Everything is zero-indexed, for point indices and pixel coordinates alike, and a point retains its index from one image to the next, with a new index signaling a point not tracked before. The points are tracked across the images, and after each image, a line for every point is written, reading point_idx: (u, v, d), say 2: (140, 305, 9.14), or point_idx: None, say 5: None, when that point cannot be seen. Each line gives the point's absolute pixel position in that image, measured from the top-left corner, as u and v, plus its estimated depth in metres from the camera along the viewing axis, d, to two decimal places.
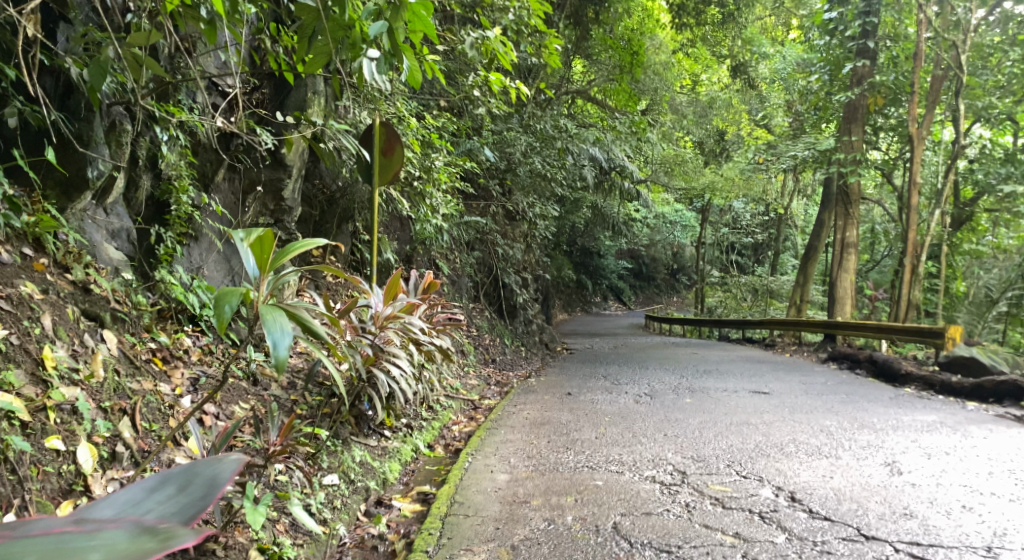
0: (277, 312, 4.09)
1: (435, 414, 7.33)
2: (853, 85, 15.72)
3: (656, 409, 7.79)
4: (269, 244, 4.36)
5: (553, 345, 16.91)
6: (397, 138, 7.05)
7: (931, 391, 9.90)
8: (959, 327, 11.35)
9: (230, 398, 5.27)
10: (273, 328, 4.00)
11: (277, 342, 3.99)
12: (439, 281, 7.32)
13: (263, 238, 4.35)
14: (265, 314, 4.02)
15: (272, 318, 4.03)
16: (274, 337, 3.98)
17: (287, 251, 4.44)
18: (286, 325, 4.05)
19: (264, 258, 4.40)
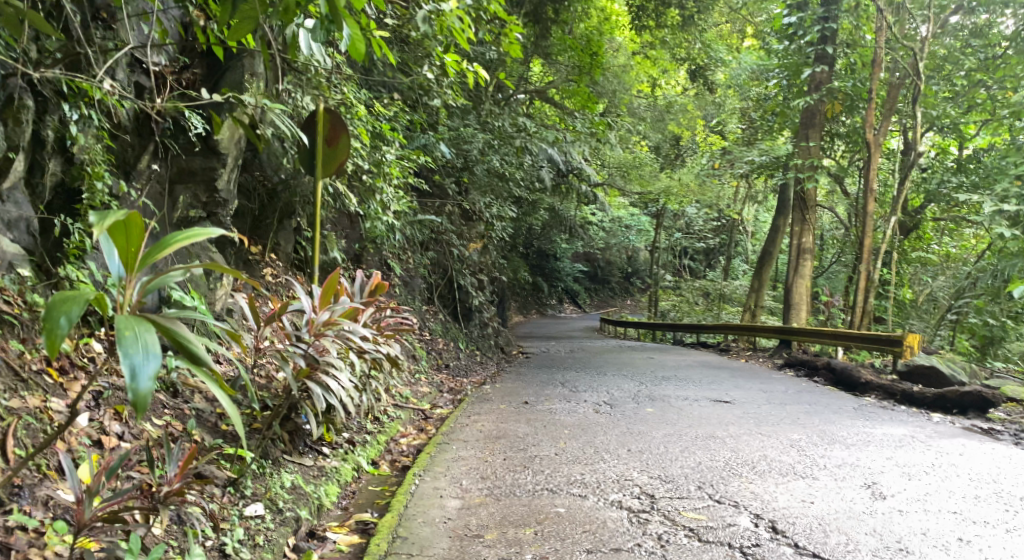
0: (140, 326, 3.24)
1: (382, 426, 6.80)
2: (811, 91, 15.60)
3: (617, 420, 7.35)
4: (134, 230, 3.60)
5: (508, 349, 16.41)
6: (342, 125, 6.56)
7: (893, 401, 9.68)
8: (918, 335, 11.18)
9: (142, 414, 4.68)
10: (132, 349, 3.17)
11: (138, 365, 3.17)
12: (387, 283, 6.76)
13: (129, 222, 3.58)
14: (121, 328, 3.18)
15: (133, 334, 3.19)
16: (133, 359, 3.16)
17: (162, 244, 3.65)
18: (149, 343, 3.22)
19: (132, 248, 3.65)
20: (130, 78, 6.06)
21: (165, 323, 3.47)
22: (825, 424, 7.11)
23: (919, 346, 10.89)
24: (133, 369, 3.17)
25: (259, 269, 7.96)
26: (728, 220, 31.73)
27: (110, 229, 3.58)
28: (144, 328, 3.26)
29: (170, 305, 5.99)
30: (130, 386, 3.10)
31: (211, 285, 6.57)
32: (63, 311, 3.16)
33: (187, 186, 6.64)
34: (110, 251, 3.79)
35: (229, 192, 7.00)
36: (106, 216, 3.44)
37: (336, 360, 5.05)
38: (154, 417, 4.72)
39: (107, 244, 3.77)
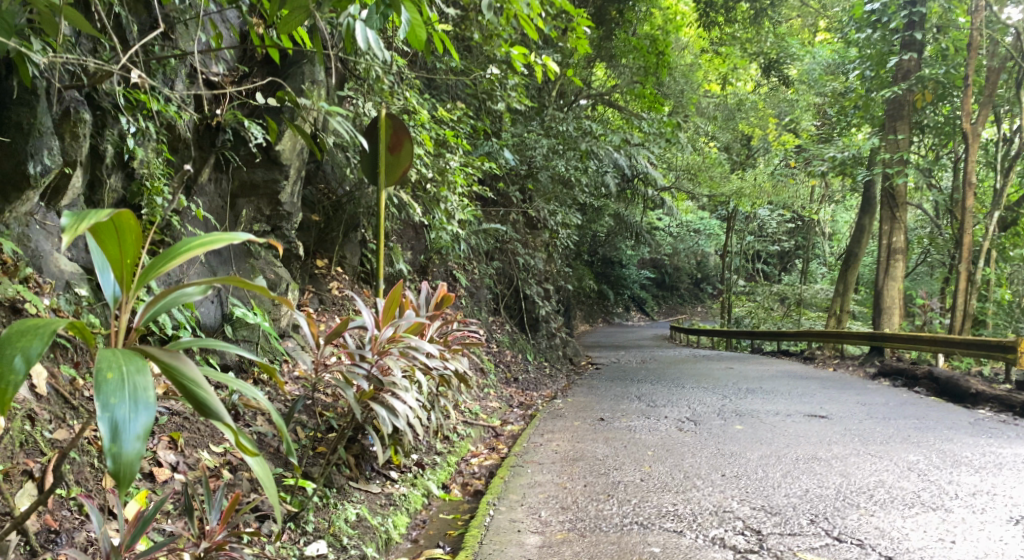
0: (126, 371, 2.95)
1: (451, 446, 6.39)
2: (897, 80, 14.69)
3: (705, 439, 6.78)
4: (126, 235, 3.19)
5: (578, 360, 15.88)
6: (405, 130, 6.19)
7: (1008, 414, 8.82)
8: None
9: (196, 442, 4.49)
10: (112, 400, 2.89)
11: (122, 420, 2.90)
12: (454, 293, 6.37)
13: (116, 222, 3.16)
14: (102, 374, 2.91)
15: (114, 381, 2.92)
16: (114, 412, 2.89)
17: (164, 253, 3.25)
18: (135, 393, 2.93)
19: (127, 258, 3.24)
20: (190, 90, 5.74)
21: (168, 358, 3.09)
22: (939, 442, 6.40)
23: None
24: (117, 424, 2.89)
25: (323, 283, 7.66)
26: (804, 221, 30.50)
27: (96, 233, 3.17)
28: (133, 371, 2.98)
29: (232, 324, 5.71)
30: (104, 448, 2.82)
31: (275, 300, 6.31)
32: (20, 350, 2.90)
33: (249, 200, 6.39)
34: (104, 263, 3.36)
35: (293, 204, 6.74)
36: (81, 217, 3.01)
37: (402, 379, 4.71)
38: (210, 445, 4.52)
39: (100, 258, 3.33)
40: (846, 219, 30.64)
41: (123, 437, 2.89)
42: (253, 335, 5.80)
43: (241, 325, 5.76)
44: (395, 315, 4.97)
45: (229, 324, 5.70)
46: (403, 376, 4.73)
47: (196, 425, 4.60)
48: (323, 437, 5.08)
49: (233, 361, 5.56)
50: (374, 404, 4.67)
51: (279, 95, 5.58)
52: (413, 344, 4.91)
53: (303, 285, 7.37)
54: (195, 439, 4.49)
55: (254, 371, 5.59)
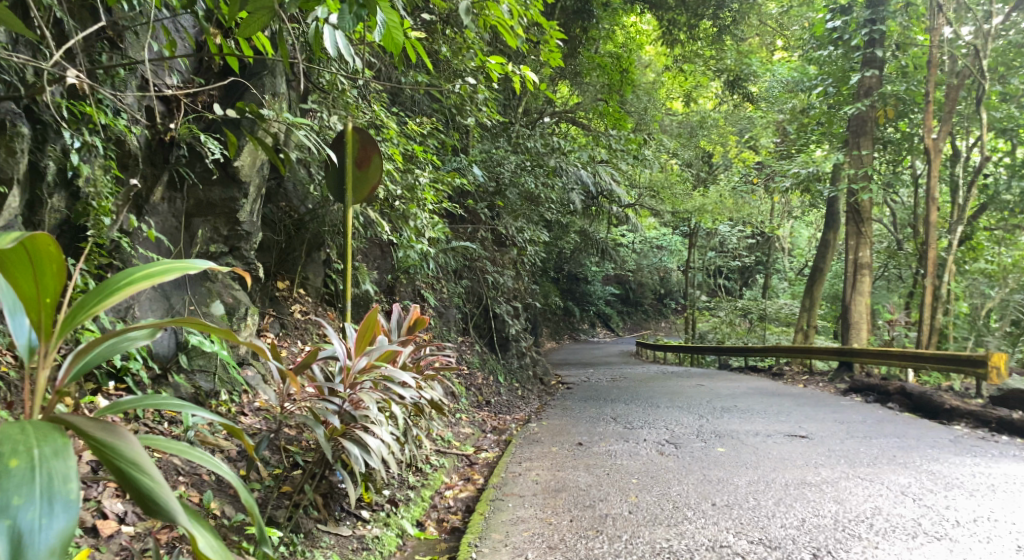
0: (41, 462, 2.97)
1: (425, 479, 6.06)
2: (859, 98, 14.47)
3: (688, 464, 6.54)
4: (46, 267, 3.19)
5: (548, 380, 15.59)
6: (373, 144, 5.91)
7: (985, 430, 8.81)
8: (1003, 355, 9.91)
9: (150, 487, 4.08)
10: (25, 498, 2.90)
11: (33, 522, 2.89)
12: (428, 316, 6.09)
13: (32, 253, 3.16)
14: (13, 471, 2.92)
15: (27, 475, 2.93)
16: (25, 513, 2.88)
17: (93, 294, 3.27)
18: (44, 488, 2.93)
19: (45, 297, 3.22)
20: (141, 102, 5.40)
21: (101, 441, 3.09)
22: (927, 462, 6.24)
23: (1004, 366, 9.88)
24: (26, 528, 2.88)
25: (285, 306, 7.30)
26: (765, 236, 30.68)
27: (11, 266, 3.15)
28: (51, 458, 2.99)
29: (187, 353, 5.36)
30: None
31: (233, 326, 5.98)
32: None
33: (207, 219, 5.99)
34: (16, 307, 3.34)
35: (253, 223, 6.32)
36: None
37: (375, 413, 4.43)
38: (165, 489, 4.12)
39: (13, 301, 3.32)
40: (806, 235, 31.03)
41: (36, 541, 2.87)
42: (210, 365, 5.45)
43: (196, 354, 5.42)
44: (368, 343, 4.68)
45: (184, 353, 5.35)
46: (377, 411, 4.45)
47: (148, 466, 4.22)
48: (288, 475, 4.75)
49: (188, 395, 5.22)
50: (346, 441, 4.39)
51: (238, 105, 5.07)
52: (387, 374, 4.63)
53: (264, 309, 6.99)
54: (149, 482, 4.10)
55: (211, 404, 5.25)
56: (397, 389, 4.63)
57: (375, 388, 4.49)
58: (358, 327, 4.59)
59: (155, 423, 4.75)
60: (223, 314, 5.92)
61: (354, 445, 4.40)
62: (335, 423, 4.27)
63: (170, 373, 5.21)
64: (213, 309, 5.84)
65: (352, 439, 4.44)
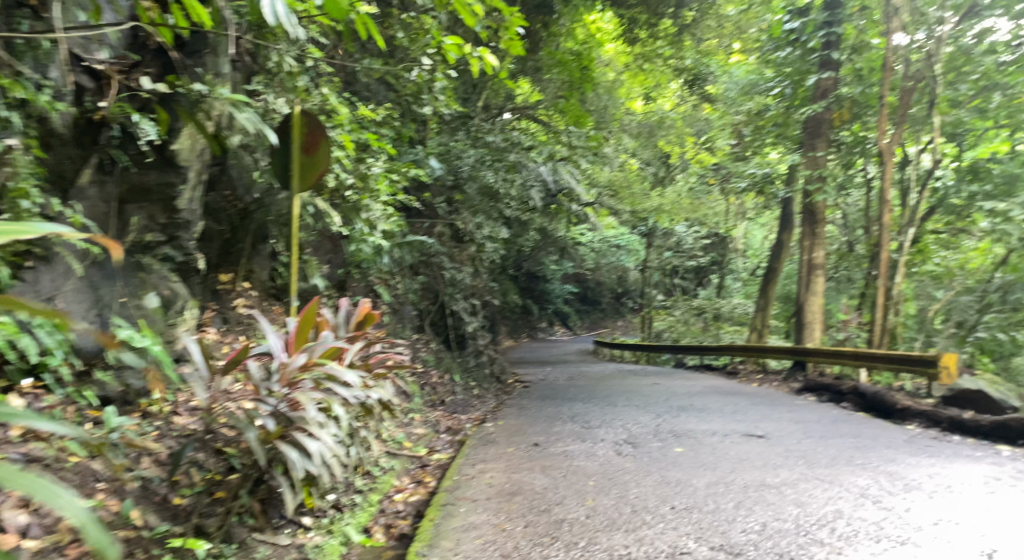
0: None
1: (374, 482, 5.81)
2: (815, 99, 14.46)
3: (645, 464, 6.38)
4: None
5: (504, 378, 15.37)
6: (322, 129, 5.60)
7: (939, 429, 8.83)
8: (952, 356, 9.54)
9: (59, 499, 3.98)
10: None
11: None
12: (378, 312, 5.81)
13: None
14: None
15: None
16: None
17: None
18: None
19: None
20: (68, 79, 5.08)
21: None
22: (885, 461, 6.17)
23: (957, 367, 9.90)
24: None
25: (227, 300, 7.02)
26: (721, 237, 30.88)
27: None
28: None
29: (115, 349, 5.04)
30: None
31: (169, 319, 5.63)
32: None
33: (141, 206, 5.64)
34: None
35: (194, 211, 5.95)
36: None
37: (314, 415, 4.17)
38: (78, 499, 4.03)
39: None
40: (761, 236, 31.28)
41: None
42: (142, 361, 5.12)
43: (126, 349, 5.09)
44: (308, 341, 4.48)
45: (112, 349, 5.05)
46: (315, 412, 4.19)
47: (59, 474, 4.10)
48: (223, 480, 4.49)
49: (116, 393, 4.89)
50: (282, 445, 4.14)
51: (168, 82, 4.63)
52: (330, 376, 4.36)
53: (203, 303, 6.66)
54: (58, 493, 4.01)
55: (141, 403, 4.96)
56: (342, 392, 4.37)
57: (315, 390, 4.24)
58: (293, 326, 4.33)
59: (76, 424, 4.51)
60: (158, 307, 5.54)
61: (291, 449, 4.15)
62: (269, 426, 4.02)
63: (95, 370, 4.88)
64: (146, 301, 5.45)
65: (289, 444, 4.19)
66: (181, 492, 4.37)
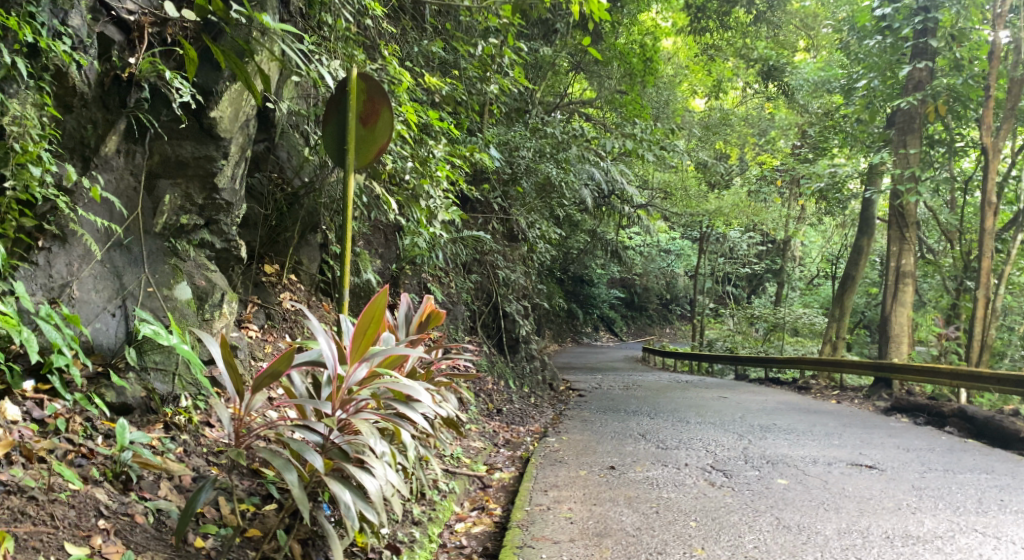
0: None
1: (433, 509, 4.98)
2: (908, 92, 13.13)
3: (750, 500, 5.41)
4: None
5: (557, 386, 14.39)
6: (382, 96, 4.70)
7: None
8: None
9: (45, 542, 3.21)
10: None
11: None
12: (443, 311, 5.00)
13: None
14: None
15: None
16: None
17: None
18: None
19: None
20: (92, 28, 4.31)
21: None
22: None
23: None
24: None
25: (270, 294, 6.18)
26: (779, 244, 29.54)
27: None
28: None
29: (137, 347, 4.26)
30: None
31: (203, 314, 4.85)
32: None
33: (176, 182, 4.87)
34: None
35: (234, 191, 5.25)
36: None
37: (377, 449, 3.50)
38: (67, 545, 3.24)
39: None
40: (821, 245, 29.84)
41: None
42: (169, 362, 4.35)
43: (151, 348, 4.31)
44: (367, 348, 3.70)
45: (134, 346, 4.26)
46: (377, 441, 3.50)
47: (47, 511, 3.32)
48: (258, 513, 3.72)
49: (137, 400, 4.11)
50: (333, 485, 3.43)
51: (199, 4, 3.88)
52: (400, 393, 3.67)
53: (244, 296, 5.89)
54: (43, 535, 3.23)
55: (166, 412, 4.17)
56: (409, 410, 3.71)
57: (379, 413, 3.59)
58: (355, 326, 3.62)
59: (82, 439, 3.76)
60: (191, 299, 4.78)
61: (343, 488, 3.45)
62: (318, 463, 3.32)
63: (112, 371, 4.11)
64: (176, 292, 4.68)
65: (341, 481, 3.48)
66: (208, 528, 3.58)
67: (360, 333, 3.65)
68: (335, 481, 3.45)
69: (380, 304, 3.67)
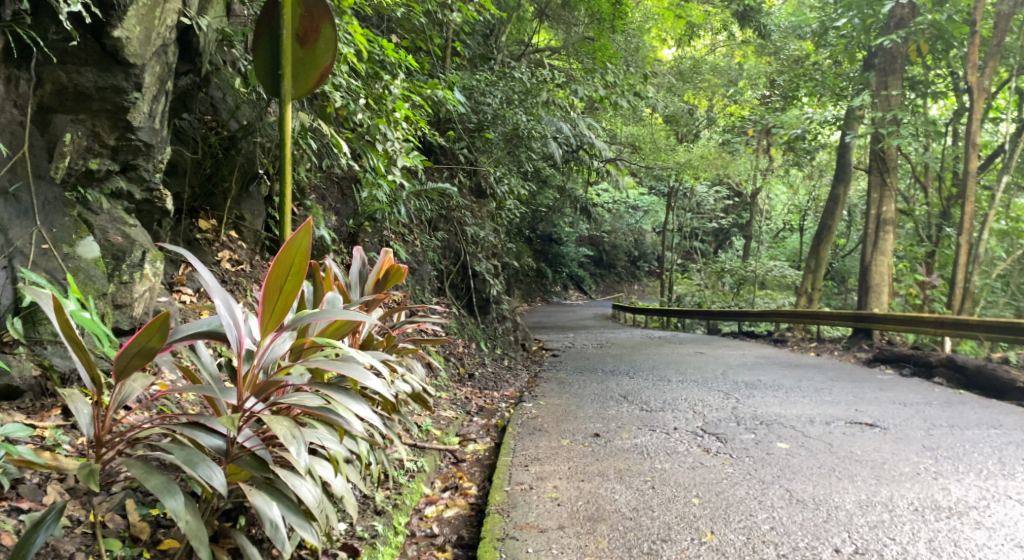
0: None
1: (398, 491, 4.35)
2: (890, 31, 12.42)
3: (752, 470, 4.85)
4: None
5: (530, 346, 13.77)
6: (322, 7, 3.93)
7: None
8: None
9: None
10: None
11: None
12: (405, 267, 4.35)
13: None
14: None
15: None
16: None
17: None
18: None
19: None
20: None
21: None
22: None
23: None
24: None
25: (207, 253, 5.43)
26: (747, 198, 29.03)
27: None
28: None
29: (28, 318, 3.59)
30: None
31: (119, 276, 4.10)
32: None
33: (77, 118, 4.12)
34: None
35: (155, 131, 4.47)
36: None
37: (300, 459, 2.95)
38: None
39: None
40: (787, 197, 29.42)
41: None
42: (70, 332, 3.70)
43: (44, 318, 3.65)
44: (282, 318, 3.16)
45: (22, 317, 3.57)
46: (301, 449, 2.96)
47: None
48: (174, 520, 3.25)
49: (27, 381, 3.51)
50: (258, 499, 2.98)
51: None
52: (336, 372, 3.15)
53: (176, 256, 5.17)
54: None
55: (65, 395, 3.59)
56: (349, 399, 3.15)
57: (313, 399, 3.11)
58: (263, 285, 3.06)
59: None
60: (99, 258, 4.03)
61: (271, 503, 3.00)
62: (216, 481, 2.81)
63: None
64: (80, 250, 3.94)
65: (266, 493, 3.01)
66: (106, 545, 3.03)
67: (270, 294, 3.10)
68: (257, 495, 2.99)
69: (298, 262, 3.09)
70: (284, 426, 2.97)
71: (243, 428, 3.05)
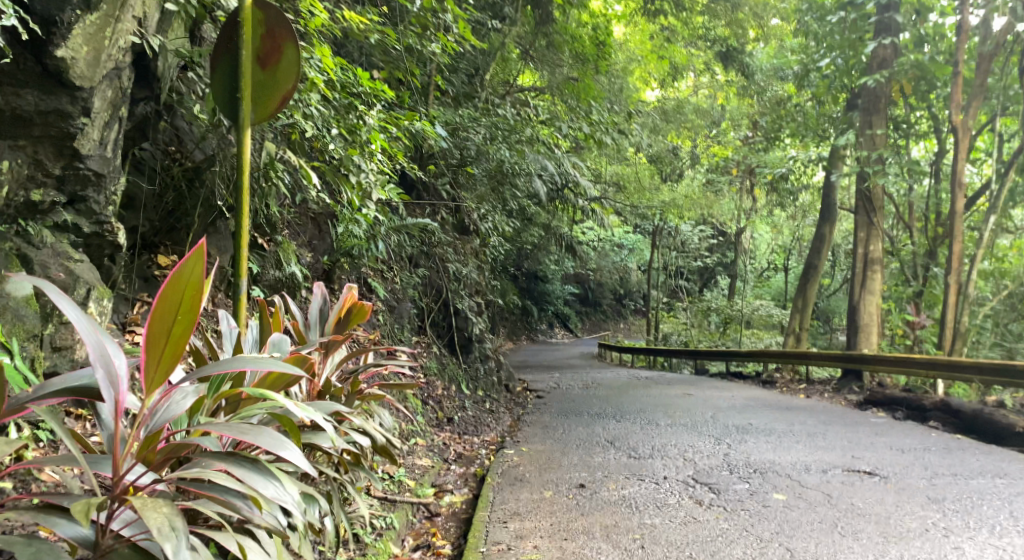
0: None
1: (359, 554, 3.96)
2: (872, 71, 12.19)
3: (749, 527, 4.51)
4: None
5: (514, 387, 13.38)
6: (285, 27, 3.66)
7: None
8: None
9: None
10: None
11: None
12: (368, 307, 4.05)
13: None
14: None
15: None
16: None
17: None
18: None
19: None
20: None
21: None
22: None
23: None
24: None
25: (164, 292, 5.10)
26: (731, 238, 28.90)
27: None
28: None
29: None
30: None
31: (56, 317, 3.75)
32: None
33: (17, 145, 3.85)
34: None
35: (105, 160, 4.20)
36: None
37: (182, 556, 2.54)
38: None
39: None
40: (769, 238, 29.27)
41: None
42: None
43: None
44: (171, 372, 2.82)
45: None
46: (180, 545, 2.55)
47: None
48: None
49: None
50: None
51: None
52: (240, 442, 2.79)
53: (131, 295, 4.84)
54: None
55: None
56: (253, 478, 2.77)
57: (209, 476, 2.75)
58: (146, 327, 2.72)
59: None
60: (32, 297, 3.69)
61: None
62: None
63: None
64: (11, 288, 3.60)
65: None
66: None
67: (155, 341, 2.75)
68: None
69: (188, 304, 2.75)
70: (162, 515, 2.58)
71: (120, 513, 2.72)
